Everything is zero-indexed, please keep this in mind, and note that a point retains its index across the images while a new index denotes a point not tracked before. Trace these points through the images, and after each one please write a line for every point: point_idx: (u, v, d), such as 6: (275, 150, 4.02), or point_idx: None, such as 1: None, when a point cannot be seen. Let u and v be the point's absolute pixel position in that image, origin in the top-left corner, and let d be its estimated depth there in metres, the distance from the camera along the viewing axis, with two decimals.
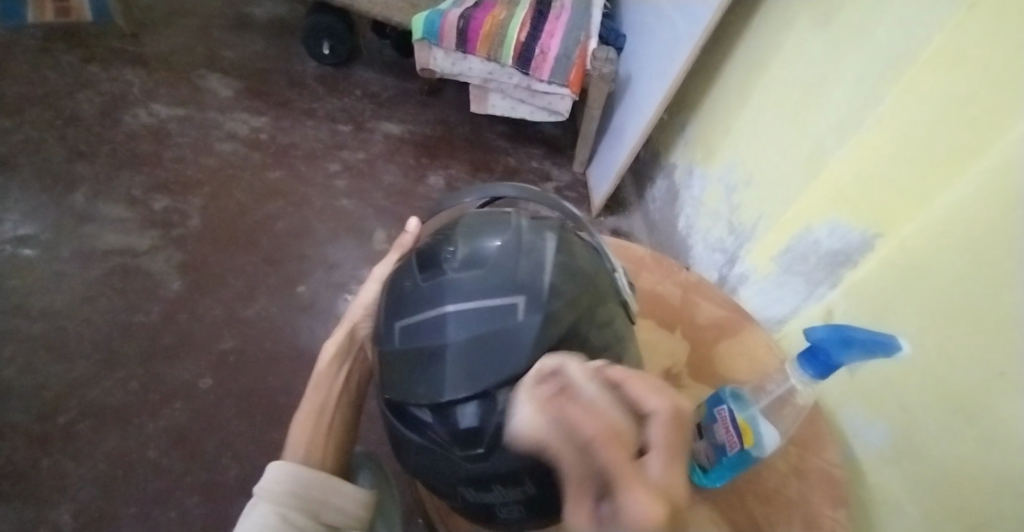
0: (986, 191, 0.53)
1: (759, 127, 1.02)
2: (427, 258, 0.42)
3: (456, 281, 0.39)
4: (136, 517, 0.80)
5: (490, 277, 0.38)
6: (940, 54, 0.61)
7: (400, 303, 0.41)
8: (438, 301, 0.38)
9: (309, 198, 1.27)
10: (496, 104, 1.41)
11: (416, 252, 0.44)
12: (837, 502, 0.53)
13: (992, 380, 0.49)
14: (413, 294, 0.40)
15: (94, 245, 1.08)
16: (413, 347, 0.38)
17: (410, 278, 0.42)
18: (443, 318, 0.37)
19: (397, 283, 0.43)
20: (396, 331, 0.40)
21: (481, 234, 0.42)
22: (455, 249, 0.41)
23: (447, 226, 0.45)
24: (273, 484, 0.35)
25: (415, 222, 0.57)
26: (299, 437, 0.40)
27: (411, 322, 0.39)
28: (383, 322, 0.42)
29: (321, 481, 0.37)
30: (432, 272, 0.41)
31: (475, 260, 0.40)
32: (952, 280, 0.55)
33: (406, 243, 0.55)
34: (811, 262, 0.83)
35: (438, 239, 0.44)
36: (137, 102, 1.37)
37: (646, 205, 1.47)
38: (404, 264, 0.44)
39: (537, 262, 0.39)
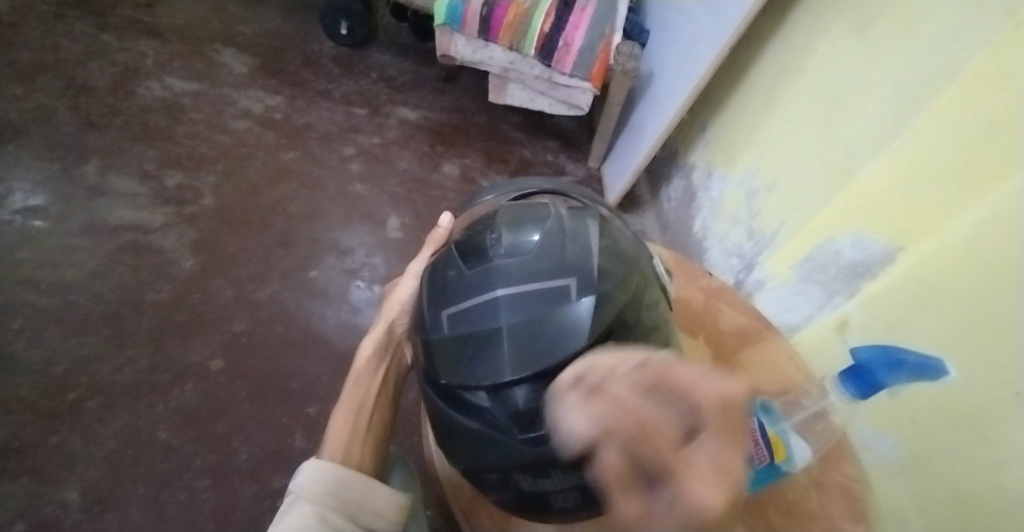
0: (1012, 210, 0.52)
1: (785, 133, 1.01)
2: (469, 248, 0.42)
3: (504, 267, 0.39)
4: (144, 498, 0.80)
5: (540, 261, 0.39)
6: (982, 69, 0.59)
7: (446, 292, 0.41)
8: (488, 289, 0.38)
9: (323, 181, 1.26)
10: (514, 94, 1.39)
11: (456, 244, 0.44)
12: (857, 518, 0.51)
13: (1005, 399, 0.48)
14: (460, 283, 0.40)
15: (105, 219, 1.07)
16: (466, 333, 0.38)
17: (454, 268, 0.42)
18: (494, 304, 0.37)
19: (440, 273, 0.43)
20: (443, 319, 0.40)
21: (523, 223, 0.42)
22: (498, 236, 0.41)
23: (484, 218, 0.46)
24: (310, 486, 0.38)
25: (448, 218, 0.56)
26: (337, 436, 0.43)
27: (461, 309, 0.39)
28: (427, 312, 0.42)
29: (358, 482, 0.39)
30: (477, 260, 0.41)
31: (520, 247, 0.40)
32: (973, 298, 0.54)
33: (440, 237, 0.55)
34: (830, 272, 0.82)
35: (478, 230, 0.44)
36: (151, 74, 1.35)
37: (659, 205, 1.46)
38: (444, 256, 0.44)
39: (583, 246, 0.40)
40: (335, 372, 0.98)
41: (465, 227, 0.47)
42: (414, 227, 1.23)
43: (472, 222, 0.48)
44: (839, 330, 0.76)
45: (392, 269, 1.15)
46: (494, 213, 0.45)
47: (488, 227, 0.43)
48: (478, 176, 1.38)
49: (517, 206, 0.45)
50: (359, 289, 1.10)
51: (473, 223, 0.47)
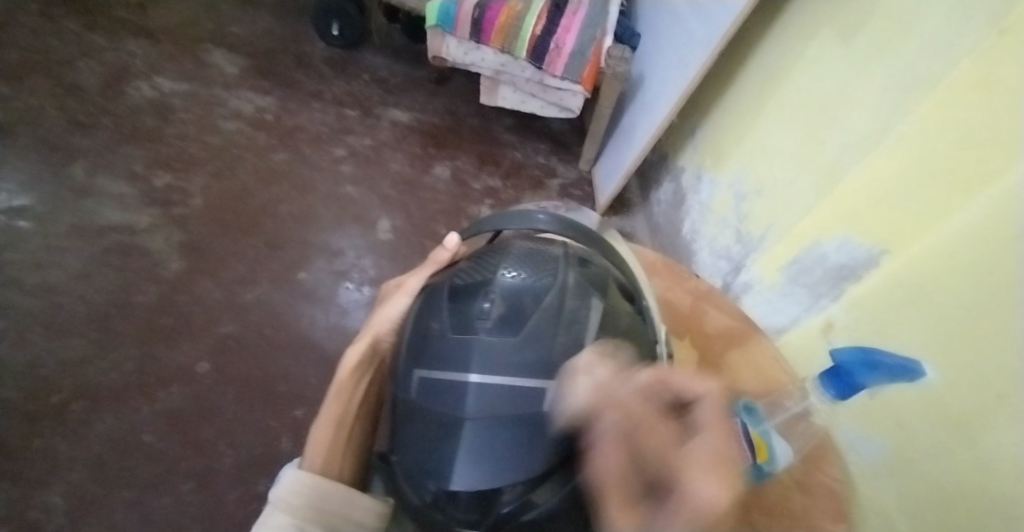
0: (996, 215, 0.53)
1: (773, 137, 1.02)
2: (458, 305, 0.41)
3: (487, 349, 0.38)
4: (129, 501, 0.79)
5: (524, 353, 0.37)
6: (965, 76, 0.60)
7: (425, 350, 0.40)
8: (465, 367, 0.37)
9: (313, 183, 1.25)
10: (506, 96, 1.39)
11: (448, 291, 0.43)
12: (838, 517, 0.52)
13: (988, 400, 0.49)
14: (439, 346, 0.39)
15: (92, 220, 1.06)
16: (431, 410, 0.37)
17: (438, 322, 0.41)
18: (466, 392, 0.36)
19: (425, 321, 0.42)
20: (413, 382, 0.39)
21: (521, 294, 0.40)
22: (490, 305, 0.40)
23: (486, 262, 0.44)
24: (292, 497, 0.39)
25: (454, 238, 0.51)
26: (318, 447, 0.44)
27: (433, 380, 0.38)
28: (401, 366, 0.41)
29: (339, 494, 0.41)
30: (461, 325, 0.40)
31: (509, 326, 0.39)
32: (955, 301, 0.55)
33: (443, 261, 0.51)
34: (816, 275, 0.83)
35: (474, 280, 0.42)
36: (140, 74, 1.34)
37: (649, 208, 1.46)
38: (435, 300, 0.43)
39: (576, 340, 0.38)
40: (324, 374, 0.98)
41: (465, 262, 0.46)
42: (405, 229, 1.23)
43: (475, 257, 0.46)
44: (824, 331, 0.77)
45: (382, 271, 1.15)
46: (496, 265, 0.43)
47: (484, 284, 0.41)
48: (469, 178, 1.38)
49: (526, 262, 0.43)
50: (350, 291, 1.10)
51: (473, 262, 0.45)
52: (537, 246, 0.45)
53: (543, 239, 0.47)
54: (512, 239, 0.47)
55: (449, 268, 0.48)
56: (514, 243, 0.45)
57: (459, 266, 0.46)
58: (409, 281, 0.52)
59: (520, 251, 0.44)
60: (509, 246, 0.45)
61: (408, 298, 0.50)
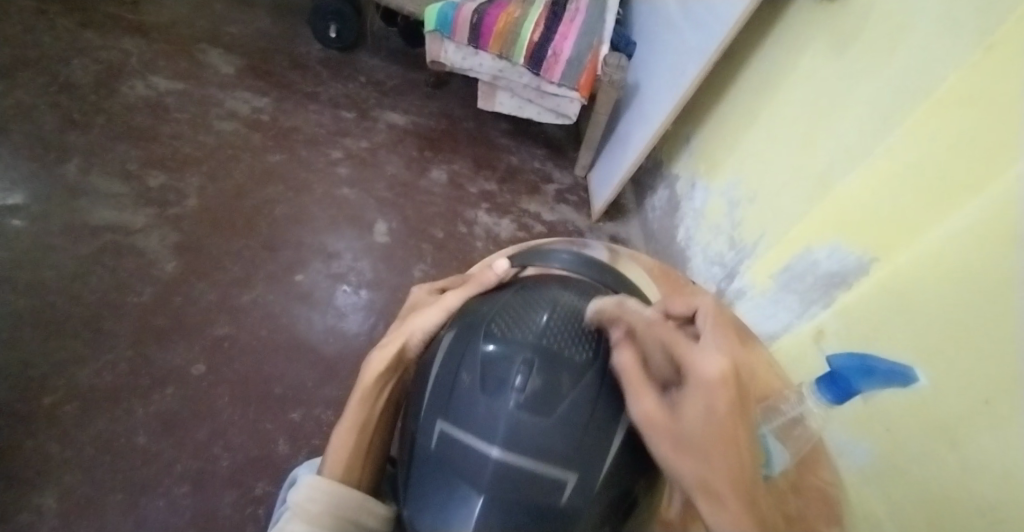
0: (981, 226, 0.55)
1: (765, 146, 1.04)
2: (489, 361, 0.44)
3: (516, 421, 0.40)
4: (122, 505, 0.78)
5: (552, 438, 0.40)
6: (953, 92, 0.62)
7: (452, 400, 0.44)
8: (490, 437, 0.40)
9: (309, 184, 1.25)
10: (503, 101, 1.40)
11: (483, 336, 0.45)
12: (831, 520, 0.54)
13: (974, 407, 0.51)
14: (465, 400, 0.43)
15: (86, 219, 1.05)
16: (449, 465, 0.42)
17: (469, 374, 0.44)
18: (485, 460, 0.40)
19: (456, 365, 0.45)
20: (436, 432, 0.43)
21: (555, 366, 0.43)
22: (524, 378, 0.42)
23: (525, 312, 0.47)
24: (311, 506, 0.40)
25: (505, 265, 0.54)
26: (339, 458, 0.45)
27: (455, 436, 0.42)
28: (425, 409, 0.45)
29: (353, 499, 0.42)
30: (491, 387, 0.42)
31: (540, 404, 0.41)
32: (945, 310, 0.57)
33: (491, 281, 0.53)
34: (808, 282, 0.84)
35: (510, 337, 0.45)
36: (135, 73, 1.33)
37: (644, 213, 1.48)
38: (467, 351, 0.45)
39: (602, 428, 0.42)
40: (319, 377, 0.98)
41: (509, 299, 0.49)
42: (401, 232, 1.23)
43: (520, 297, 0.49)
44: (815, 338, 0.78)
45: (378, 273, 1.15)
46: (536, 322, 0.45)
47: (521, 346, 0.44)
48: (466, 182, 1.39)
49: (568, 325, 0.46)
50: (346, 293, 1.10)
51: (516, 303, 0.48)
52: (579, 305, 0.48)
53: (585, 290, 0.51)
54: (558, 287, 0.50)
55: (493, 292, 0.52)
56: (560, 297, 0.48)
57: (499, 301, 0.49)
58: (448, 295, 0.53)
59: (563, 311, 0.47)
60: (556, 297, 0.48)
61: (443, 315, 0.52)
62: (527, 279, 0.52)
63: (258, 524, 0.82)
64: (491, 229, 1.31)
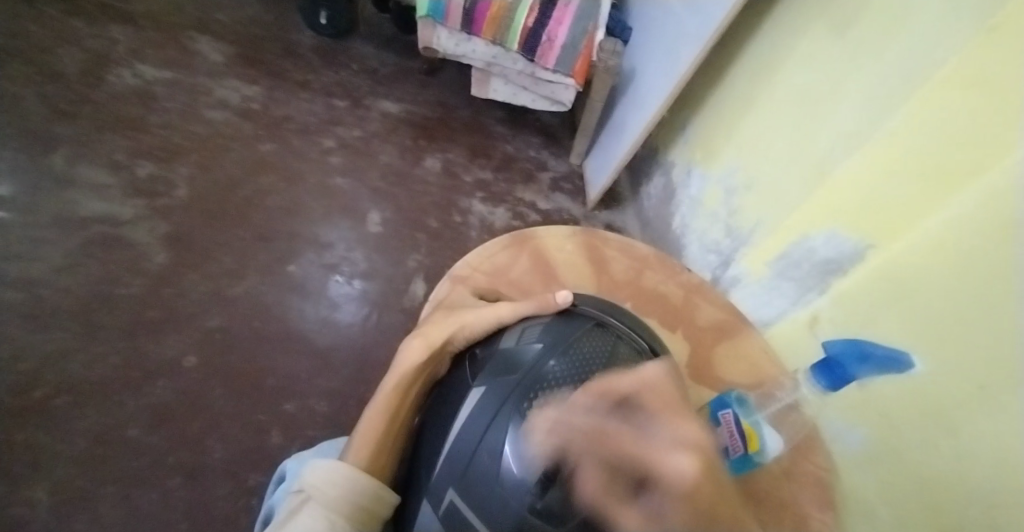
0: (978, 213, 0.54)
1: (763, 132, 1.02)
2: (512, 442, 0.42)
3: (524, 523, 0.40)
4: (115, 497, 0.78)
5: None
6: (952, 75, 0.61)
7: (467, 477, 0.43)
8: (495, 528, 0.41)
9: (301, 173, 1.23)
10: (497, 89, 1.39)
11: (513, 412, 0.44)
12: (825, 505, 0.54)
13: (969, 392, 0.51)
14: (480, 482, 0.42)
15: (73, 211, 1.03)
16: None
17: (490, 455, 0.43)
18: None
19: (478, 436, 0.44)
20: (447, 497, 0.44)
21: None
22: (542, 485, 0.39)
23: (566, 391, 0.44)
24: (327, 487, 0.40)
25: (567, 297, 0.54)
26: (366, 442, 0.46)
27: (464, 514, 0.43)
28: (438, 471, 0.46)
29: (369, 488, 0.42)
30: (509, 474, 0.41)
31: (552, 514, 0.39)
32: (940, 296, 0.57)
33: (549, 308, 0.53)
34: (804, 269, 0.84)
35: None
36: (122, 61, 1.30)
37: (640, 201, 1.47)
38: (492, 424, 0.44)
39: None
40: (313, 368, 0.97)
41: (556, 363, 0.47)
42: (395, 221, 1.22)
43: (569, 363, 0.47)
44: (811, 325, 0.78)
45: (372, 263, 1.14)
46: None
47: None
48: (460, 171, 1.38)
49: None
50: (339, 284, 1.09)
51: (562, 370, 0.46)
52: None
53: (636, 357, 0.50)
54: (613, 353, 0.48)
55: (543, 329, 0.51)
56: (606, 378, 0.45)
57: (546, 364, 0.47)
58: (501, 304, 0.55)
59: None
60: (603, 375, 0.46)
61: (494, 325, 0.54)
62: (583, 326, 0.51)
63: (252, 515, 0.82)
64: (486, 218, 1.30)
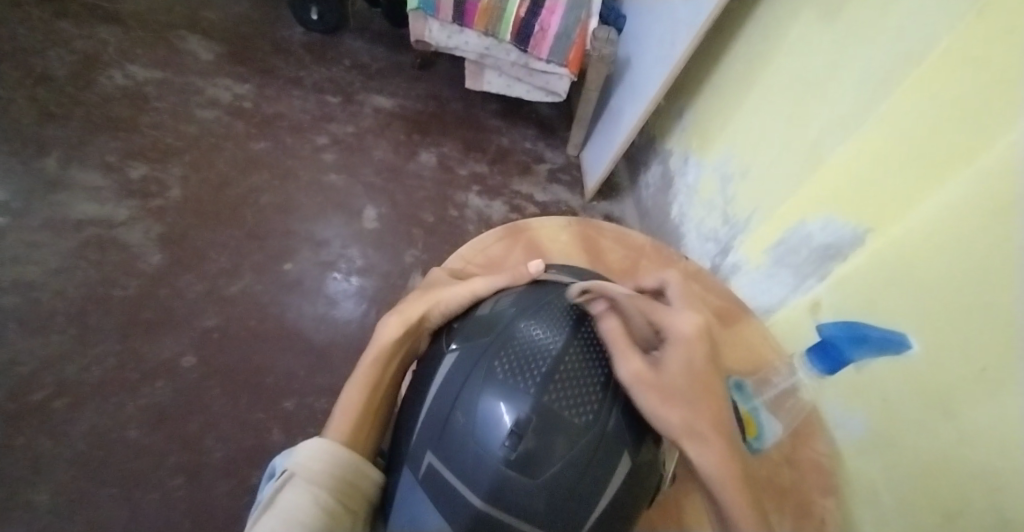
0: (976, 195, 0.53)
1: (758, 118, 1.01)
2: (486, 399, 0.42)
3: (500, 475, 0.39)
4: (116, 499, 0.78)
5: (535, 499, 0.39)
6: (947, 55, 0.59)
7: (443, 437, 0.43)
8: (473, 483, 0.40)
9: (295, 171, 1.23)
10: (491, 81, 1.37)
11: (485, 371, 0.43)
12: (826, 490, 0.54)
13: (971, 377, 0.50)
14: (457, 441, 0.42)
15: (67, 214, 1.03)
16: (432, 500, 0.42)
17: (463, 415, 0.42)
18: (465, 502, 0.40)
19: (452, 398, 0.43)
20: (424, 461, 0.43)
21: (553, 427, 0.40)
22: (519, 435, 0.39)
23: (538, 348, 0.43)
24: (312, 462, 0.40)
25: (540, 268, 0.54)
26: (345, 418, 0.45)
27: (442, 475, 0.42)
28: (417, 436, 0.45)
29: (352, 464, 0.42)
30: (483, 430, 0.41)
31: (529, 464, 0.39)
32: (940, 280, 0.56)
33: (523, 279, 0.53)
34: (803, 255, 0.83)
35: (514, 373, 0.42)
36: (112, 62, 1.29)
37: (637, 191, 1.46)
38: (465, 384, 0.43)
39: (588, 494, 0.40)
40: (311, 366, 0.97)
41: (528, 323, 0.45)
42: (390, 217, 1.22)
43: (542, 323, 0.45)
44: (811, 310, 0.78)
45: (369, 260, 1.13)
46: (543, 367, 0.42)
47: (522, 395, 0.41)
48: (455, 165, 1.37)
49: (578, 376, 0.42)
50: (336, 281, 1.08)
51: (534, 330, 0.45)
52: (593, 343, 0.45)
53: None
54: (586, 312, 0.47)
55: (517, 296, 0.49)
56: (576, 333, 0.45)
57: (518, 324, 0.45)
58: (476, 279, 0.54)
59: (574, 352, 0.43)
60: (576, 332, 0.45)
61: (468, 299, 0.52)
62: (555, 291, 0.49)
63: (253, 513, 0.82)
64: (482, 212, 1.30)
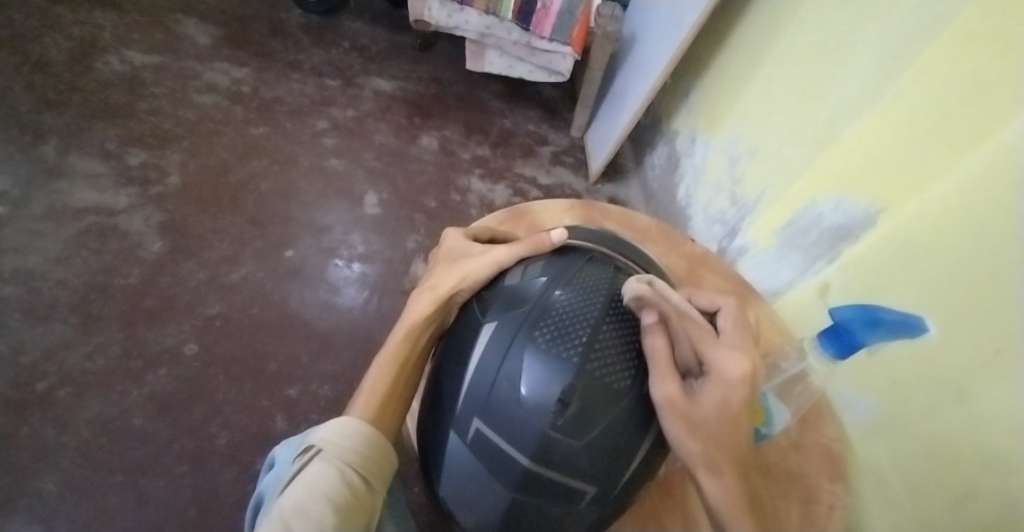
0: (992, 172, 0.51)
1: (768, 96, 0.98)
2: (530, 369, 0.40)
3: (549, 439, 0.39)
4: (121, 486, 0.79)
5: (583, 457, 0.40)
6: (962, 25, 0.56)
7: (489, 405, 0.41)
8: (522, 446, 0.40)
9: (295, 156, 1.21)
10: (492, 61, 1.33)
11: (526, 341, 0.41)
12: (835, 475, 0.53)
13: (985, 359, 0.48)
14: (503, 409, 0.41)
15: (67, 202, 1.02)
16: (482, 463, 0.42)
17: (509, 383, 0.41)
18: (514, 465, 0.40)
19: (495, 367, 0.42)
20: (471, 429, 0.42)
21: (597, 393, 0.40)
22: (566, 401, 0.39)
23: (575, 317, 0.42)
24: (339, 438, 0.41)
25: (562, 235, 0.48)
26: (373, 397, 0.46)
27: (492, 440, 0.41)
28: (460, 403, 0.43)
29: (378, 442, 0.43)
30: (532, 398, 0.40)
31: (578, 426, 0.39)
32: (953, 261, 0.54)
33: (545, 248, 0.48)
34: (813, 236, 0.81)
35: (556, 343, 0.41)
36: (109, 47, 1.27)
37: (643, 173, 1.43)
38: (505, 353, 0.42)
39: (630, 447, 0.41)
40: (314, 353, 0.97)
41: (562, 293, 0.44)
42: (392, 202, 1.20)
43: (575, 292, 0.44)
44: (820, 294, 0.76)
45: (371, 246, 1.12)
46: (584, 336, 0.41)
47: (566, 363, 0.40)
48: (457, 148, 1.34)
49: (612, 343, 0.42)
50: (339, 268, 1.07)
51: (568, 299, 0.43)
52: (627, 308, 0.43)
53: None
54: (613, 279, 0.45)
55: (545, 264, 0.47)
56: (609, 297, 0.43)
57: (552, 293, 0.43)
58: (498, 249, 0.50)
59: (609, 317, 0.42)
60: (608, 299, 0.43)
61: (494, 269, 0.49)
62: (582, 258, 0.47)
63: None
64: (485, 196, 1.28)
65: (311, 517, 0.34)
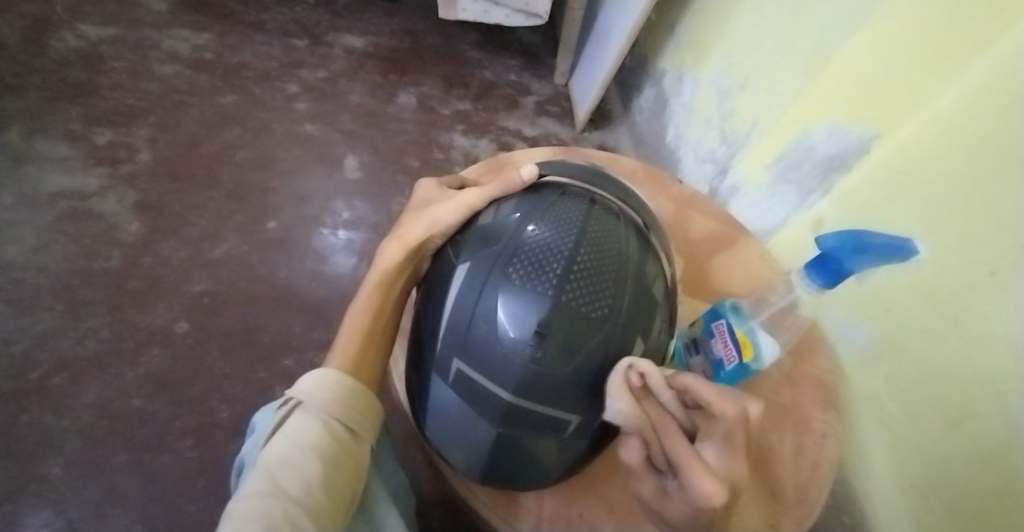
0: (990, 87, 0.48)
1: (757, 23, 0.92)
2: (506, 304, 0.39)
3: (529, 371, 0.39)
4: (128, 464, 0.80)
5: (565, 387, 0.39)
6: None
7: (468, 345, 0.41)
8: (502, 381, 0.39)
9: (269, 124, 1.17)
10: (467, 8, 1.25)
11: (501, 279, 0.40)
12: (827, 405, 0.53)
13: (980, 280, 0.48)
14: (482, 347, 0.40)
15: (38, 188, 1.00)
16: (466, 401, 0.41)
17: (486, 321, 0.40)
18: (496, 400, 0.40)
19: (471, 306, 0.41)
20: (453, 367, 0.42)
21: (574, 327, 0.39)
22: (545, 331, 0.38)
23: (549, 250, 0.40)
24: (320, 391, 0.40)
25: (533, 171, 0.47)
26: (349, 346, 0.45)
27: (473, 377, 0.41)
28: (440, 345, 0.43)
29: (358, 391, 0.42)
30: (511, 335, 0.39)
31: (559, 357, 0.39)
32: (950, 183, 0.52)
33: (516, 186, 0.47)
34: (805, 169, 0.78)
35: (532, 277, 0.39)
36: (62, 22, 1.21)
37: (632, 117, 1.39)
38: (480, 291, 0.41)
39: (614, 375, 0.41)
40: (307, 322, 0.96)
41: (536, 228, 0.42)
42: (373, 165, 1.17)
43: (550, 226, 0.42)
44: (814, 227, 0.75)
45: (356, 211, 1.10)
46: (559, 268, 0.39)
47: (542, 296, 0.39)
48: (437, 104, 1.29)
49: (592, 275, 0.40)
50: (326, 236, 1.06)
51: (542, 234, 0.41)
52: (605, 239, 0.41)
53: (613, 217, 0.44)
54: (588, 212, 0.43)
55: (518, 201, 0.45)
56: (588, 229, 0.41)
57: (525, 229, 0.42)
58: (469, 191, 0.49)
59: (588, 248, 0.40)
60: (583, 231, 0.41)
61: (465, 212, 0.48)
62: (556, 192, 0.45)
63: None
64: (469, 151, 1.24)
65: (299, 470, 0.34)
